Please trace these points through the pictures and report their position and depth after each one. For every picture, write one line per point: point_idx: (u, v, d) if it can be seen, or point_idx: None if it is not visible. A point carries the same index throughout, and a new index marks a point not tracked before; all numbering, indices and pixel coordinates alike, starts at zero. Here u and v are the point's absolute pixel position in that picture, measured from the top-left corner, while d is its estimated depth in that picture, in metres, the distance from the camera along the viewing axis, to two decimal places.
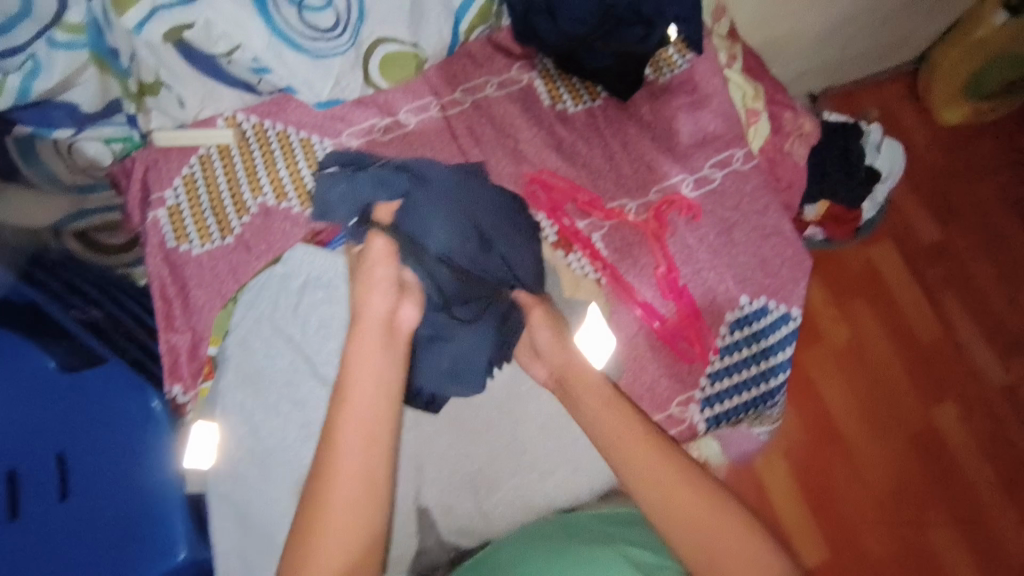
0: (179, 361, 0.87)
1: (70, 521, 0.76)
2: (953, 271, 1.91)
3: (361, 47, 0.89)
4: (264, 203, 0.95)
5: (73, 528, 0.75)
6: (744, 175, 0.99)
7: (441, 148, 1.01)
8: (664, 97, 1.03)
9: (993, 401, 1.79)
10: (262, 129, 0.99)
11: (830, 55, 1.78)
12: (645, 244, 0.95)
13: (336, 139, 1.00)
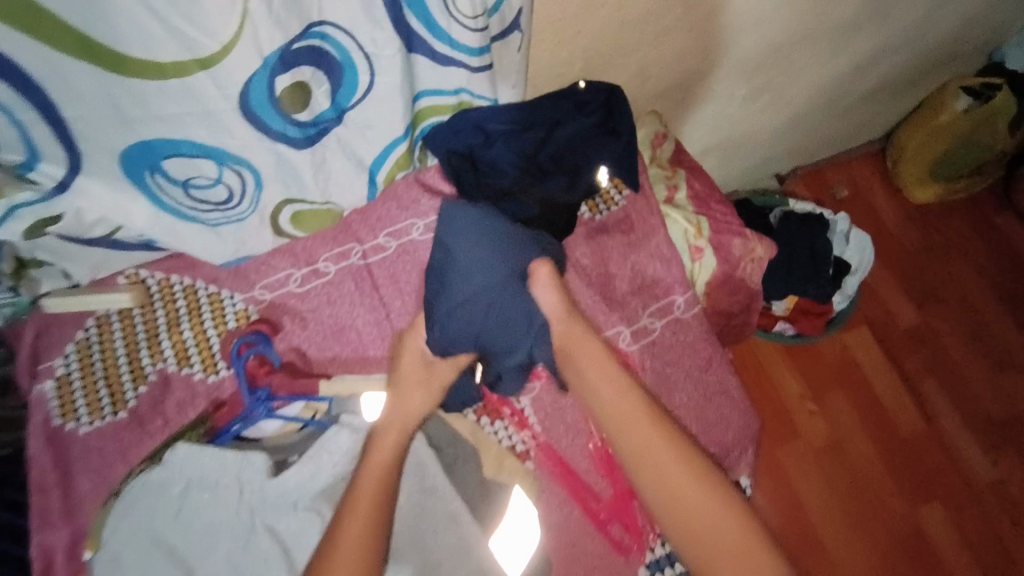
0: (55, 564, 0.78)
1: None
2: (931, 357, 1.83)
3: (265, 212, 0.84)
4: (165, 369, 0.88)
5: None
6: (686, 325, 0.93)
7: (360, 300, 0.94)
8: (601, 237, 0.97)
9: (984, 500, 1.67)
10: (168, 285, 0.92)
11: (796, 142, 1.74)
12: (578, 408, 0.87)
13: (248, 293, 0.93)
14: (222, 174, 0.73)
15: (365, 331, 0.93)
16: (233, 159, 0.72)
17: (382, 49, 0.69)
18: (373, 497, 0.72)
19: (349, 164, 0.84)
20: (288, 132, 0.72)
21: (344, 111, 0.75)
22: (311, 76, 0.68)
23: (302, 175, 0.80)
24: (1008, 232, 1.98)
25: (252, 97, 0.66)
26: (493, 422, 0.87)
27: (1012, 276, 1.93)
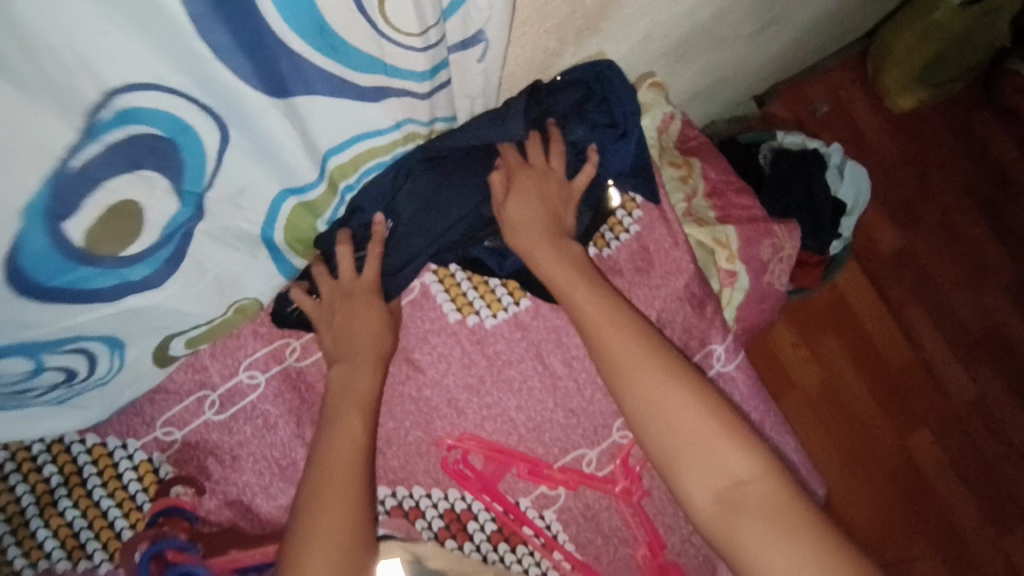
0: None
1: None
2: (915, 282, 1.75)
3: (145, 358, 0.61)
4: (54, 567, 0.64)
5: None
6: (728, 380, 0.76)
7: (312, 416, 0.70)
8: (613, 281, 0.75)
9: (965, 416, 1.70)
10: (23, 448, 0.64)
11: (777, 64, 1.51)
12: (616, 511, 0.71)
13: (149, 435, 0.67)
14: (42, 364, 0.53)
15: None
16: (63, 340, 0.52)
17: (231, 80, 0.43)
18: (343, 507, 0.56)
19: (239, 251, 0.58)
20: (127, 275, 0.50)
21: (201, 202, 0.51)
22: (132, 187, 0.44)
23: (184, 304, 0.57)
24: (988, 134, 1.86)
25: (38, 273, 0.45)
26: (515, 548, 0.69)
27: (991, 184, 1.84)
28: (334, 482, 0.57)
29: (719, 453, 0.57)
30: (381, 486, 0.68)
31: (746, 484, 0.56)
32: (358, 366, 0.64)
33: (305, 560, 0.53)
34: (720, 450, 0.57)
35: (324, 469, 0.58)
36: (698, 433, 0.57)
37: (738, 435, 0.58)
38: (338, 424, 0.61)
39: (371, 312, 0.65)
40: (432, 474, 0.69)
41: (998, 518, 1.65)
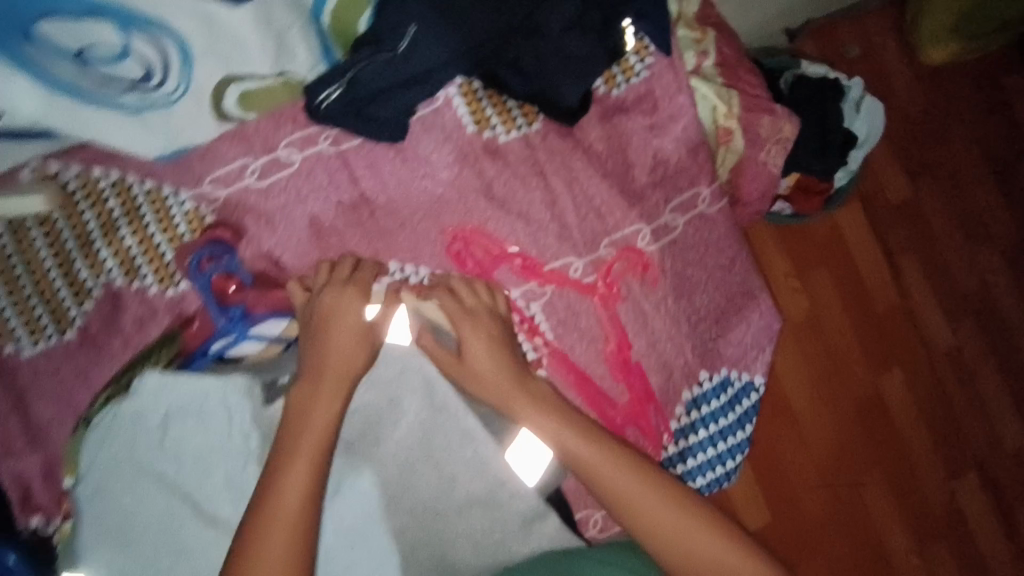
0: (34, 491, 0.74)
1: None
2: (914, 233, 1.81)
3: (201, 93, 0.65)
4: (111, 283, 0.75)
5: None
6: (710, 221, 0.84)
7: (338, 195, 0.80)
8: (618, 116, 0.82)
9: (939, 366, 1.78)
10: (92, 179, 0.74)
11: None
12: (593, 313, 0.80)
13: (197, 188, 0.77)
14: (130, 47, 0.55)
15: (346, 233, 0.79)
16: (147, 22, 0.55)
17: None
18: (329, 426, 0.64)
19: (294, 17, 0.64)
20: None
21: None
22: None
23: (245, 37, 0.61)
24: (1012, 97, 1.87)
25: None
26: None
27: (1008, 149, 1.87)
28: (320, 414, 0.64)
29: (600, 467, 0.68)
30: (391, 261, 0.80)
31: (623, 492, 0.67)
32: (351, 326, 0.68)
33: (291, 466, 0.61)
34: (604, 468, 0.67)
35: (317, 397, 0.65)
36: (593, 466, 0.68)
37: (611, 450, 0.68)
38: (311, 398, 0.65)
39: (356, 297, 0.69)
40: (437, 258, 0.80)
41: (952, 460, 1.76)
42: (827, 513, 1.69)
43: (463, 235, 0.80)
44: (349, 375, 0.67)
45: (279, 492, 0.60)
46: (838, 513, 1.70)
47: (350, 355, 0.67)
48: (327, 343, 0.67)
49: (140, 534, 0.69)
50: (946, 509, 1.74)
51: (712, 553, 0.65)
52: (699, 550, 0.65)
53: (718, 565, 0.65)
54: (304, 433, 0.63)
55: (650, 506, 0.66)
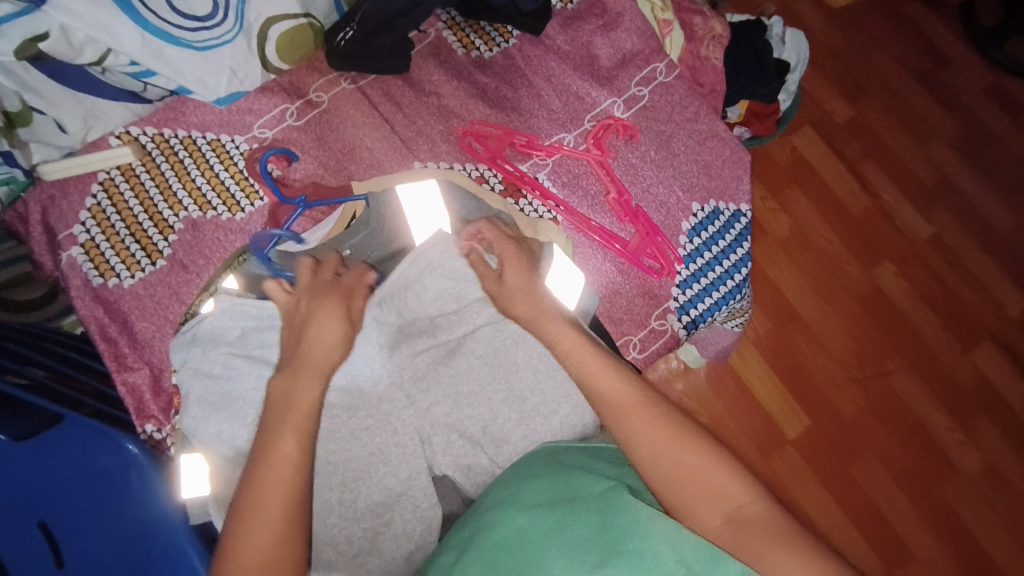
0: (145, 400, 0.83)
1: None
2: (868, 145, 1.95)
3: (251, 32, 0.85)
4: (189, 216, 0.88)
5: None
6: (670, 86, 1.01)
7: (363, 119, 0.96)
8: (575, 23, 1.02)
9: (924, 254, 1.88)
10: (164, 138, 0.90)
11: None
12: (591, 173, 0.95)
13: (248, 134, 0.93)
14: None
15: (374, 147, 0.95)
16: None
17: None
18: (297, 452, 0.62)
19: None
20: None
21: None
22: None
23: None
24: (917, 16, 2.08)
25: None
26: (519, 201, 0.93)
27: (926, 60, 2.04)
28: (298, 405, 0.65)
29: (599, 376, 0.72)
30: (416, 161, 0.94)
31: (622, 404, 0.69)
32: (329, 329, 0.72)
33: (259, 513, 0.59)
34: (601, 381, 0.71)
35: (297, 381, 0.67)
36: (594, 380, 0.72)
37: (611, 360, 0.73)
38: (277, 437, 0.63)
39: (334, 305, 0.73)
40: (453, 153, 0.95)
41: (962, 338, 1.82)
42: (863, 410, 1.73)
43: (471, 130, 0.95)
44: (320, 365, 0.69)
45: (252, 531, 0.58)
46: (873, 410, 1.74)
47: (327, 349, 0.71)
48: (311, 337, 0.71)
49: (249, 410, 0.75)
50: (971, 384, 1.78)
51: (699, 473, 0.64)
52: (703, 482, 0.64)
53: (728, 505, 0.63)
54: (271, 466, 0.61)
55: (644, 420, 0.68)
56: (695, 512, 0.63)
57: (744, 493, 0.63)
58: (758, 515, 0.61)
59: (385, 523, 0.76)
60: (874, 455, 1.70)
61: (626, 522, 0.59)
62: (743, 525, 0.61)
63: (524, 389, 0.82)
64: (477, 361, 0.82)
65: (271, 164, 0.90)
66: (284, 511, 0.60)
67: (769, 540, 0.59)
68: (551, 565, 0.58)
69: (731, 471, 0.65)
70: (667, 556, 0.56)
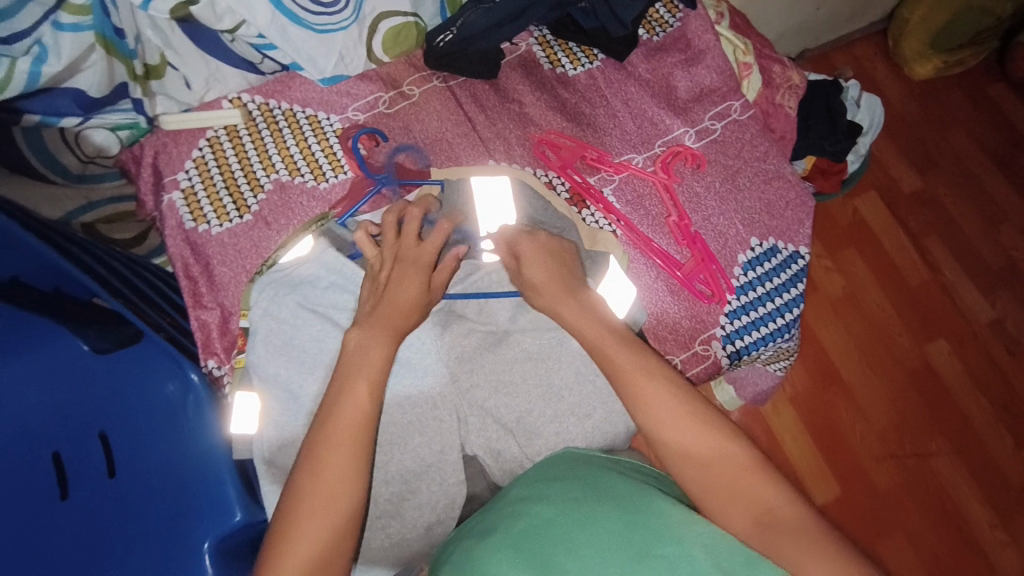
0: (212, 338, 0.89)
1: (125, 493, 0.77)
2: (934, 219, 1.92)
3: (365, 23, 0.94)
4: (279, 179, 0.96)
5: (113, 508, 0.75)
6: (742, 125, 1.04)
7: (448, 115, 1.02)
8: (659, 55, 1.07)
9: (981, 336, 1.81)
10: (268, 108, 0.98)
11: (812, 18, 1.80)
12: (655, 195, 0.99)
13: (343, 114, 1.01)
14: None
15: (455, 142, 1.01)
16: None
17: None
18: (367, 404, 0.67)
19: None
20: None
21: None
22: None
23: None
24: (1002, 100, 2.05)
25: None
26: (582, 210, 0.97)
27: (1006, 144, 2.01)
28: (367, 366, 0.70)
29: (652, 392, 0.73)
30: (490, 159, 1.00)
31: (661, 405, 0.72)
32: (408, 292, 0.75)
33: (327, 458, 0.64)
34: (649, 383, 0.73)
35: (372, 341, 0.71)
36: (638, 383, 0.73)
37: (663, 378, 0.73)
38: (347, 385, 0.68)
39: (417, 272, 0.76)
40: (527, 157, 1.00)
41: (1013, 428, 1.73)
42: (895, 485, 1.66)
43: (548, 138, 1.01)
44: (396, 327, 0.73)
45: (317, 475, 0.63)
46: (906, 488, 1.66)
47: (405, 314, 0.74)
48: (391, 297, 0.74)
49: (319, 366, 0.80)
50: (1018, 478, 1.69)
51: (739, 483, 0.67)
52: (734, 486, 0.67)
53: (761, 510, 0.65)
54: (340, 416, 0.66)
55: (690, 432, 0.70)
56: (728, 516, 0.66)
57: (778, 500, 0.66)
58: (787, 518, 0.64)
59: (410, 489, 0.80)
60: (903, 536, 1.62)
61: (656, 523, 0.62)
62: (773, 528, 0.64)
63: (564, 388, 0.84)
64: (521, 353, 0.85)
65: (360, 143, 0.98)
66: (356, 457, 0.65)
67: (797, 543, 0.61)
68: (583, 548, 0.60)
69: (760, 476, 0.67)
70: (706, 557, 0.59)
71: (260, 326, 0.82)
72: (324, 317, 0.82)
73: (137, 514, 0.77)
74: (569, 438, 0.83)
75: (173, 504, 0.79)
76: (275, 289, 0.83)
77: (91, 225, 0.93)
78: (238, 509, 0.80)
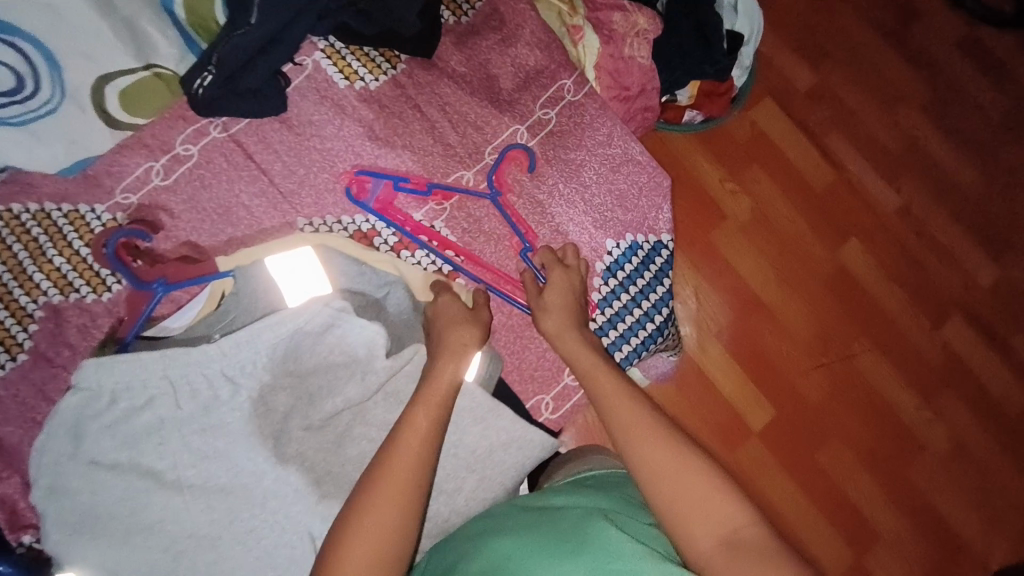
0: (20, 509, 0.76)
1: None
2: (834, 114, 1.83)
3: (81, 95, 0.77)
4: (50, 302, 0.80)
5: None
6: (579, 106, 0.91)
7: (237, 172, 0.86)
8: (470, 40, 0.91)
9: (890, 225, 1.79)
10: (14, 215, 0.80)
11: None
12: (494, 214, 0.87)
13: (109, 202, 0.83)
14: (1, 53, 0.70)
15: (253, 204, 0.86)
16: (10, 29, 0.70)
17: None
18: (425, 437, 0.66)
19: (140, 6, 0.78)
20: None
21: None
22: None
23: (100, 28, 0.75)
24: None
25: None
26: (413, 253, 0.86)
27: (897, 16, 1.90)
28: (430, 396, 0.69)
29: (617, 395, 0.74)
30: (298, 219, 0.85)
31: (631, 418, 0.72)
32: (457, 323, 0.76)
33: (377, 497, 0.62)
34: (616, 393, 0.74)
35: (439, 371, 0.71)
36: (608, 396, 0.74)
37: (630, 392, 0.74)
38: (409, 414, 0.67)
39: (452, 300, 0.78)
40: (339, 204, 0.86)
41: (929, 311, 1.76)
42: (826, 393, 1.68)
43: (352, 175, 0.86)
44: (461, 357, 0.73)
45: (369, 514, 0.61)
46: (835, 393, 1.68)
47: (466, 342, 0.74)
48: (439, 327, 0.76)
49: (139, 532, 0.70)
50: (939, 357, 1.73)
51: (684, 474, 0.66)
52: (698, 506, 0.64)
53: (726, 531, 0.63)
54: (393, 462, 0.63)
55: (660, 446, 0.68)
56: (694, 541, 0.63)
57: (743, 518, 0.63)
58: (753, 539, 0.61)
59: None
60: (841, 441, 1.66)
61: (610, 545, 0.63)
62: (740, 550, 0.61)
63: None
64: (368, 446, 0.77)
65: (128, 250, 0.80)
66: (402, 506, 0.62)
67: (761, 566, 0.58)
68: None
69: (723, 492, 0.65)
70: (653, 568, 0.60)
71: (50, 507, 0.69)
72: (129, 474, 0.70)
73: None
74: (442, 517, 0.77)
75: None
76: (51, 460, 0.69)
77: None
78: None
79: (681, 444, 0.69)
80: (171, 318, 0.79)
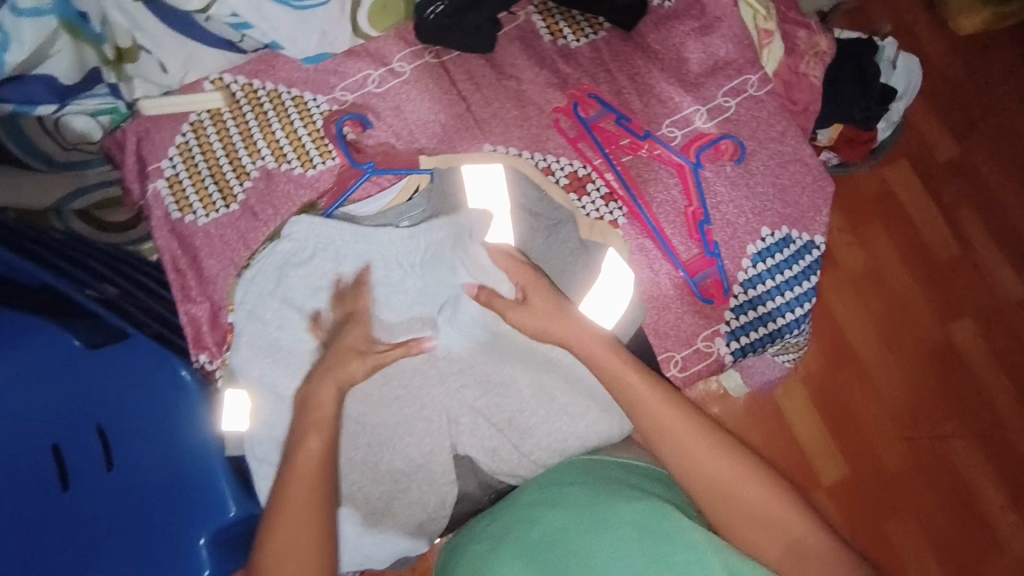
0: (202, 331, 0.90)
1: (111, 492, 0.80)
2: (972, 189, 1.75)
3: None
4: (265, 166, 0.92)
5: (99, 500, 0.80)
6: (759, 101, 0.96)
7: (440, 95, 0.96)
8: (668, 23, 0.98)
9: (1013, 316, 1.68)
10: (252, 88, 0.94)
11: None
12: (669, 181, 0.92)
13: (329, 95, 0.95)
14: None
15: (449, 124, 0.95)
16: None
17: None
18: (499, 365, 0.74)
19: None
20: None
21: None
22: None
23: None
24: None
25: None
26: (582, 197, 0.92)
27: None
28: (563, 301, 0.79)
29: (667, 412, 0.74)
30: (486, 143, 0.94)
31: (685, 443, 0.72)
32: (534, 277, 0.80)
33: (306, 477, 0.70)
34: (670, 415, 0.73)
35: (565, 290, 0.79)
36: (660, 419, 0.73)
37: (684, 413, 0.74)
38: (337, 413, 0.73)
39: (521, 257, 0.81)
40: (523, 139, 0.94)
41: None
42: (908, 466, 1.60)
43: (582, 95, 0.95)
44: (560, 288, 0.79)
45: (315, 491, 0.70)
46: (918, 469, 1.60)
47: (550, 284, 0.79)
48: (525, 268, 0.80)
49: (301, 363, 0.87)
50: None
51: (749, 490, 0.70)
52: (760, 515, 0.69)
53: (787, 538, 0.69)
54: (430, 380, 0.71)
55: (719, 467, 0.71)
56: (757, 543, 0.69)
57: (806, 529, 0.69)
58: (817, 547, 0.68)
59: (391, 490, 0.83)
60: (915, 517, 1.58)
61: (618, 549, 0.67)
62: (802, 557, 0.68)
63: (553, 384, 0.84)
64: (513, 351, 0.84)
65: (348, 128, 0.94)
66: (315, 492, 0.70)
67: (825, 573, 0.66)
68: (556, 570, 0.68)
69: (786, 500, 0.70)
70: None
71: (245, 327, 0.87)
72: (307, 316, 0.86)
73: (114, 514, 0.80)
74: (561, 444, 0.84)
75: (165, 507, 0.81)
76: (256, 289, 0.87)
77: (84, 211, 0.92)
78: (231, 505, 0.82)
79: (746, 456, 0.72)
80: (360, 204, 0.89)
